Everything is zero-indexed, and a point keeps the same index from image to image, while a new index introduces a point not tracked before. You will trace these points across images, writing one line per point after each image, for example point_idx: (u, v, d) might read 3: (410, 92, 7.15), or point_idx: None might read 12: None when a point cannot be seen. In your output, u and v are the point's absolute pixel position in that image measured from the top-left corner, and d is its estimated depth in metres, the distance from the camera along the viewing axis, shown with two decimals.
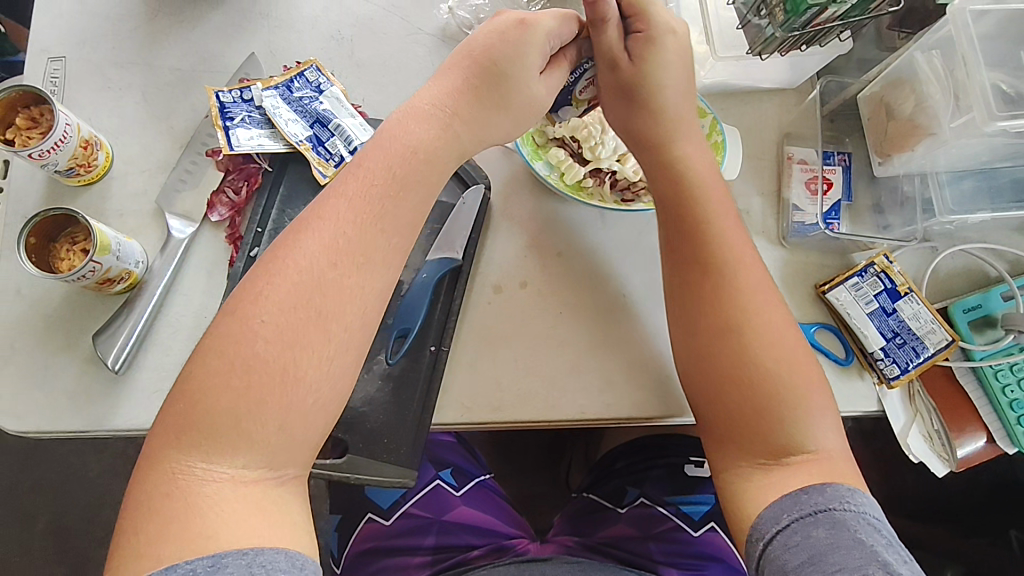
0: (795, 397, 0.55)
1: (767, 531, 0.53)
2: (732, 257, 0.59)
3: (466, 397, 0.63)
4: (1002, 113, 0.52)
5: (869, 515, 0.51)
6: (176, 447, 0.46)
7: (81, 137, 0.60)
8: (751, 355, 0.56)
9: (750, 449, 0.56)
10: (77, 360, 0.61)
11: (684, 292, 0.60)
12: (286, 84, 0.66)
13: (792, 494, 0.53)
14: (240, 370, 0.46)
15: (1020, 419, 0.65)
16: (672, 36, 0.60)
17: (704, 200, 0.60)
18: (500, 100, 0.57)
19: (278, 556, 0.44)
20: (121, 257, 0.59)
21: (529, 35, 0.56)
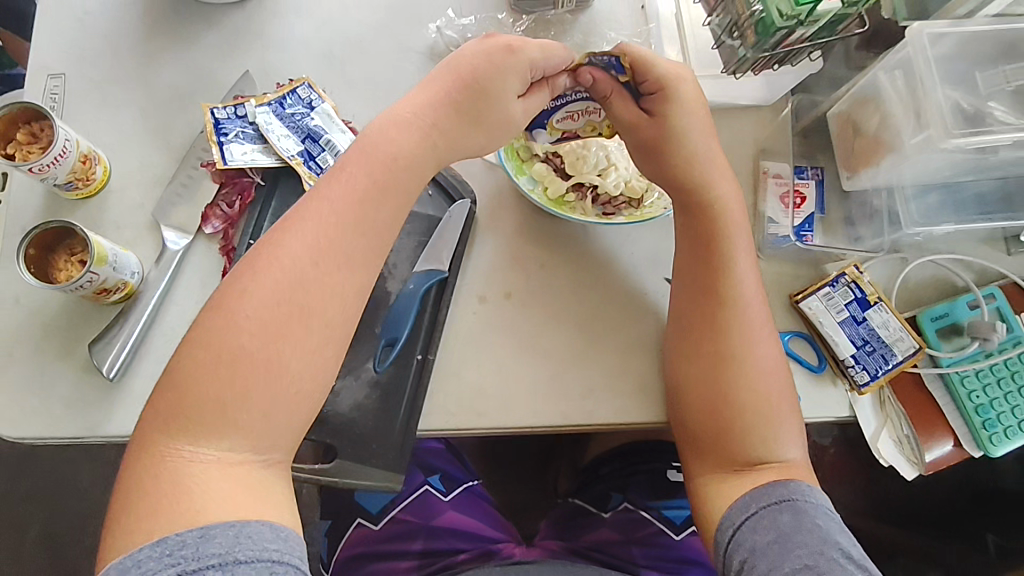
0: (771, 415, 0.60)
1: (735, 519, 0.57)
2: (745, 293, 0.62)
3: (451, 404, 0.65)
4: (958, 131, 0.55)
5: (827, 506, 0.56)
6: (164, 431, 0.49)
7: (80, 152, 0.63)
8: (747, 382, 0.60)
9: (728, 459, 0.60)
10: (74, 368, 0.63)
11: (693, 321, 0.63)
12: (279, 100, 0.68)
13: (762, 487, 0.58)
14: (224, 360, 0.49)
15: (986, 424, 0.68)
16: (686, 83, 0.62)
17: (721, 239, 0.63)
18: (476, 117, 0.59)
19: (263, 528, 0.47)
20: (116, 268, 0.61)
21: (518, 60, 0.59)
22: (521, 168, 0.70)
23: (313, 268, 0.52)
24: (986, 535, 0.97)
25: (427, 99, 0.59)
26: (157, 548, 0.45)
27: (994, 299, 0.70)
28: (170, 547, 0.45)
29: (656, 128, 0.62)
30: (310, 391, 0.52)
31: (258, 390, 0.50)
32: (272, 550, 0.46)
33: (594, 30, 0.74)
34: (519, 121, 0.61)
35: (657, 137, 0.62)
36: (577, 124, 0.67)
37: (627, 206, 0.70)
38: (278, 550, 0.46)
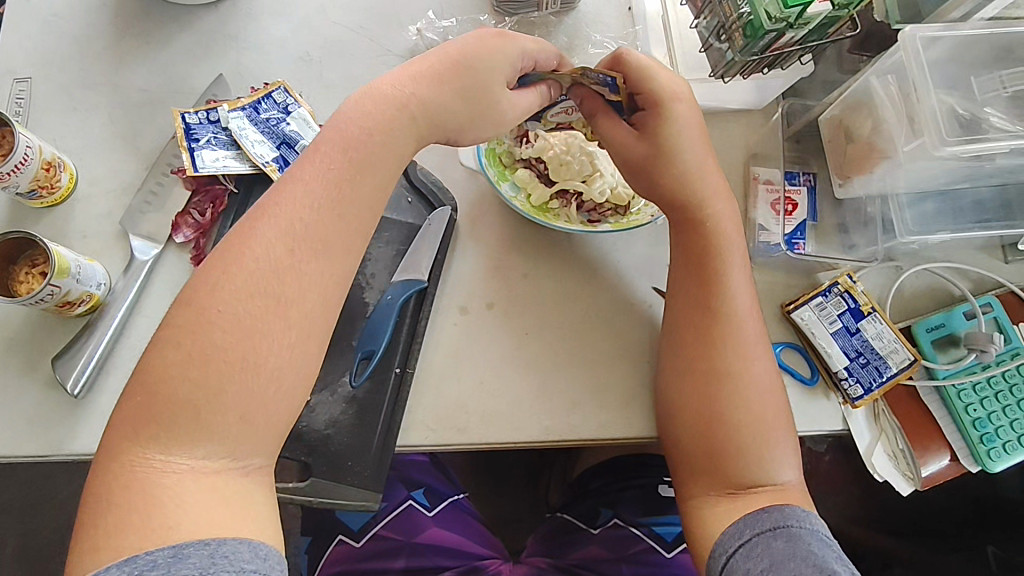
0: (767, 435, 0.58)
1: (729, 545, 0.54)
2: (743, 309, 0.60)
3: (432, 419, 0.63)
4: (953, 139, 0.53)
5: (822, 533, 0.54)
6: (134, 440, 0.45)
7: (43, 159, 0.60)
8: (740, 399, 0.58)
9: (720, 480, 0.58)
10: (37, 384, 0.60)
11: (687, 336, 0.61)
12: (253, 105, 0.66)
13: (753, 514, 0.55)
14: (199, 359, 0.46)
15: (984, 438, 0.65)
16: (680, 102, 0.59)
17: (716, 253, 0.60)
18: (463, 95, 0.55)
19: (241, 545, 0.44)
20: (80, 280, 0.58)
21: (512, 44, 0.58)
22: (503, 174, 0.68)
23: None
24: (986, 547, 1.00)
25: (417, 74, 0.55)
26: (125, 566, 0.41)
27: (992, 309, 0.68)
28: (139, 567, 0.41)
29: (649, 146, 0.60)
30: None
31: None
32: (249, 571, 0.43)
33: (579, 33, 0.72)
34: (511, 113, 0.59)
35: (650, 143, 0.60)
36: (572, 117, 0.68)
37: (614, 213, 0.68)
38: (256, 571, 0.43)
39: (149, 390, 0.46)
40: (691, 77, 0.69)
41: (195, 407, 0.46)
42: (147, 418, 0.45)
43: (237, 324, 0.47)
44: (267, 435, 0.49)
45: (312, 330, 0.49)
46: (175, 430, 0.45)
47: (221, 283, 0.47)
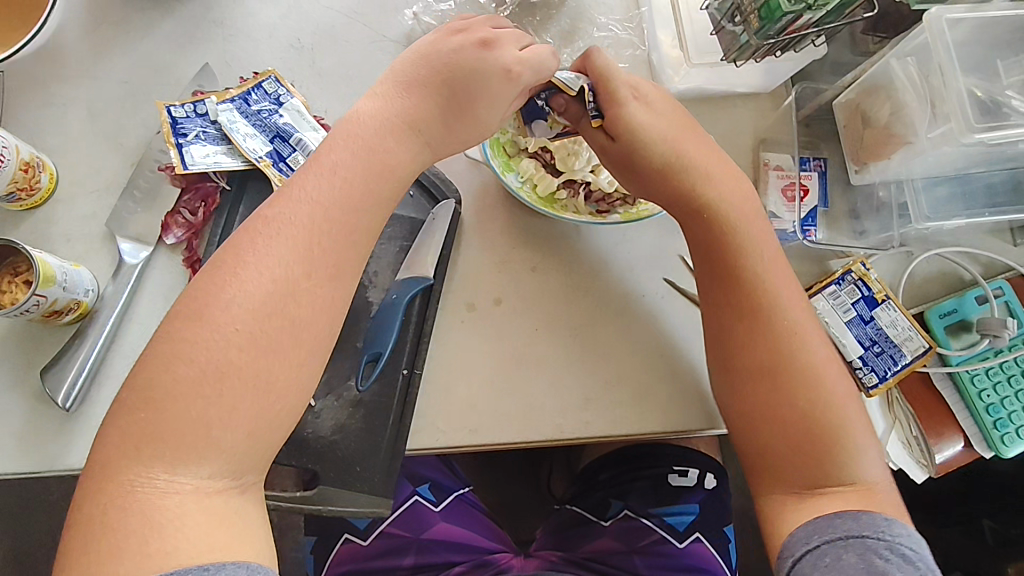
0: (843, 426, 0.56)
1: (796, 551, 0.53)
2: (783, 301, 0.58)
3: (441, 421, 0.61)
4: (981, 125, 0.51)
5: (904, 548, 0.51)
6: (134, 459, 0.43)
7: (20, 160, 0.57)
8: (796, 390, 0.56)
9: (787, 479, 0.56)
10: (25, 397, 0.57)
11: (733, 333, 0.58)
12: (243, 96, 0.62)
13: (825, 518, 0.53)
14: (214, 377, 0.44)
15: (997, 423, 0.65)
16: (657, 110, 0.60)
17: (742, 245, 0.59)
18: (448, 129, 0.55)
19: (238, 570, 0.41)
20: (67, 287, 0.55)
21: (513, 91, 0.55)
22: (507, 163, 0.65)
23: (277, 285, 0.47)
24: (982, 520, 0.99)
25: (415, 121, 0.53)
26: None
27: (1002, 293, 0.67)
28: None
29: (635, 164, 0.59)
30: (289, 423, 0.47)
31: (226, 429, 0.44)
32: None
33: (582, 15, 0.70)
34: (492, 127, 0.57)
35: (620, 155, 0.60)
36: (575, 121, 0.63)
37: (622, 203, 0.66)
38: None
39: (152, 408, 0.44)
40: (701, 61, 0.65)
41: (201, 424, 0.44)
42: (150, 436, 0.43)
43: (243, 337, 0.45)
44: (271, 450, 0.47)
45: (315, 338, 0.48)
46: (178, 450, 0.43)
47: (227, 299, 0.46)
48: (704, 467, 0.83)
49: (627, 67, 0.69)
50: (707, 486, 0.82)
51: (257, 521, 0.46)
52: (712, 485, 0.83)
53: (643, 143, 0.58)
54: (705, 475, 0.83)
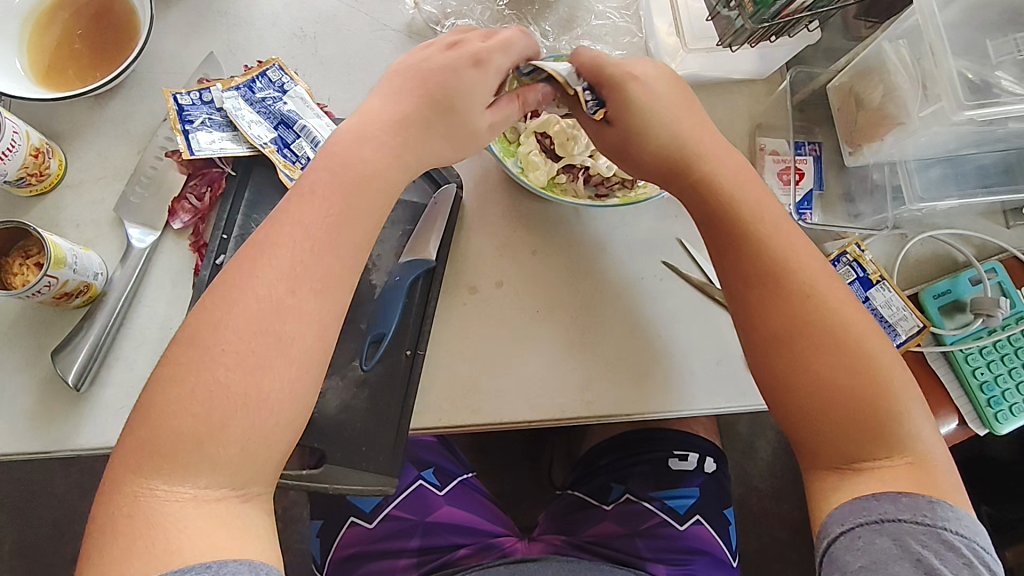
0: (884, 392, 0.52)
1: (830, 530, 0.51)
2: (795, 261, 0.55)
3: (444, 400, 0.62)
4: (970, 103, 0.53)
5: (948, 533, 0.49)
6: (136, 471, 0.45)
7: (31, 145, 0.58)
8: (822, 355, 0.52)
9: (824, 454, 0.53)
10: (36, 379, 0.58)
11: (747, 300, 0.56)
12: (248, 84, 0.63)
13: (862, 498, 0.51)
14: (201, 398, 0.45)
15: (991, 402, 0.68)
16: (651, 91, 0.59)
17: (744, 212, 0.57)
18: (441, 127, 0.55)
19: (240, 567, 0.43)
20: (78, 270, 0.56)
21: (485, 76, 0.56)
22: (507, 150, 0.66)
23: (280, 279, 0.48)
24: (979, 507, 0.99)
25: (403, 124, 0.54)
26: None
27: (995, 275, 0.69)
28: None
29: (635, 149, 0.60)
30: (297, 411, 0.48)
31: (235, 419, 0.46)
32: None
33: (579, 4, 0.71)
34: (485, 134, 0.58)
35: (618, 137, 0.60)
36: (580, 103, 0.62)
37: (621, 187, 0.67)
38: None
39: (158, 399, 0.45)
40: (697, 47, 0.65)
41: (206, 408, 0.45)
42: (157, 422, 0.45)
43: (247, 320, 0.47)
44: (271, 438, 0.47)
45: (317, 317, 0.49)
46: (182, 433, 0.45)
47: (234, 299, 0.47)
48: (704, 452, 0.85)
49: (624, 53, 0.70)
50: (707, 469, 0.84)
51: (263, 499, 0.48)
52: (712, 468, 0.84)
53: (638, 123, 0.58)
54: (705, 458, 0.84)
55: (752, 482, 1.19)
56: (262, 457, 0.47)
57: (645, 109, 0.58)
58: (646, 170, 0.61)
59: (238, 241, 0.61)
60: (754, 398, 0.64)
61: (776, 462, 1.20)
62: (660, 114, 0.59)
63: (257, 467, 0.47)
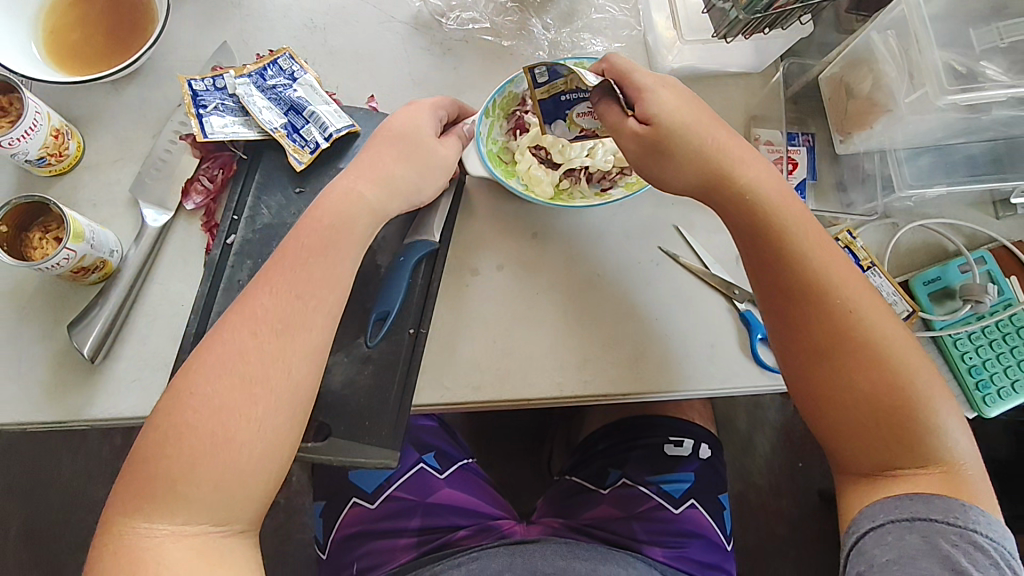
0: (922, 402, 0.54)
1: (861, 526, 0.54)
2: (835, 275, 0.56)
3: (445, 377, 0.64)
4: (953, 88, 0.55)
5: (977, 535, 0.51)
6: (121, 510, 0.49)
7: (52, 126, 0.60)
8: (861, 367, 0.54)
9: (860, 461, 0.55)
10: (52, 351, 0.60)
11: (787, 314, 0.57)
12: (259, 72, 0.66)
13: (894, 497, 0.54)
14: (173, 438, 0.49)
15: (979, 384, 0.69)
16: (679, 101, 0.59)
17: (784, 225, 0.57)
18: (403, 150, 0.60)
19: None
20: (95, 245, 0.58)
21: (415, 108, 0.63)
22: (508, 171, 0.69)
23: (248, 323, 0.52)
24: None
25: (360, 163, 0.60)
26: None
27: (984, 263, 0.70)
28: None
29: (669, 154, 0.58)
30: (274, 445, 0.51)
31: (207, 458, 0.49)
32: None
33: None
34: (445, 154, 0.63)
35: (651, 143, 0.58)
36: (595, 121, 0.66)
37: (623, 174, 0.69)
38: None
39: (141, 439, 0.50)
40: (694, 39, 0.68)
41: (183, 444, 0.49)
42: (140, 461, 0.49)
43: (218, 366, 0.51)
44: (246, 468, 0.50)
45: (282, 354, 0.52)
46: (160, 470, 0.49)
47: (201, 349, 0.52)
48: (699, 438, 0.86)
49: (624, 46, 0.72)
50: (702, 455, 0.86)
51: (242, 533, 0.51)
52: (707, 454, 0.86)
53: (668, 130, 0.58)
54: (700, 445, 0.86)
55: (750, 478, 1.21)
56: (237, 492, 0.50)
57: (676, 120, 0.58)
58: (683, 180, 0.59)
59: (248, 222, 0.63)
60: (748, 379, 0.66)
61: (775, 458, 1.21)
62: (691, 124, 0.58)
63: (232, 501, 0.50)
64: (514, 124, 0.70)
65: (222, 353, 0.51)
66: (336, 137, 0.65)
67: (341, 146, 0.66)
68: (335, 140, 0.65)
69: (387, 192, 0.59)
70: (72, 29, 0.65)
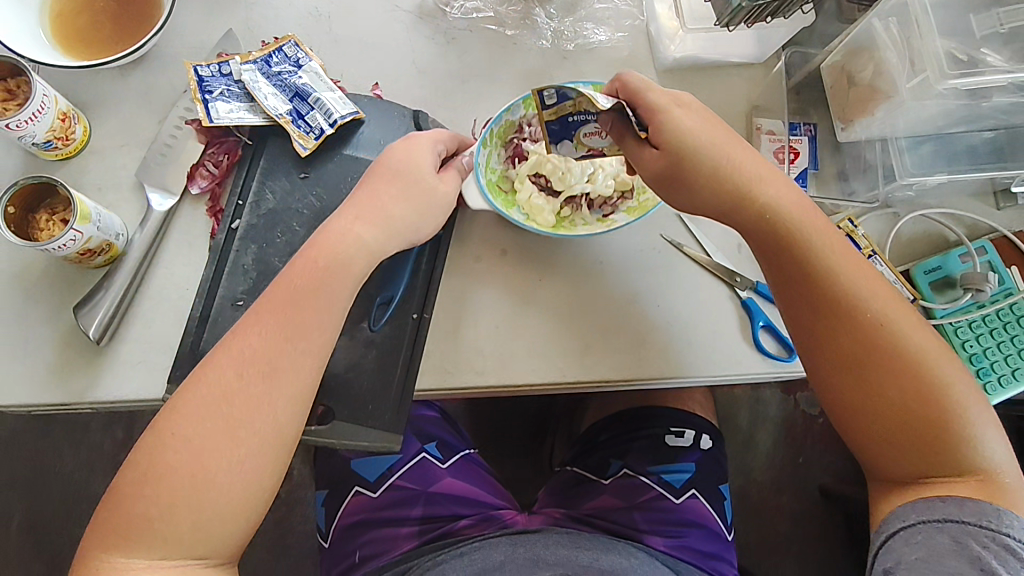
0: (958, 410, 0.55)
1: (892, 525, 0.57)
2: (862, 287, 0.57)
3: (447, 361, 0.65)
4: (954, 72, 0.56)
5: (1009, 539, 0.52)
6: (98, 544, 0.50)
7: (59, 109, 0.60)
8: (897, 381, 0.56)
9: (898, 469, 0.57)
10: (58, 332, 0.61)
11: (817, 328, 0.58)
12: (265, 58, 0.66)
13: (927, 498, 0.56)
14: (153, 477, 0.50)
15: (980, 372, 0.70)
16: (694, 120, 0.58)
17: (811, 243, 0.58)
18: (404, 188, 0.60)
19: None
20: (101, 228, 0.59)
21: (413, 142, 0.62)
22: (508, 200, 0.68)
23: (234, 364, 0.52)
24: None
25: (356, 203, 0.59)
26: None
27: (986, 252, 0.71)
28: None
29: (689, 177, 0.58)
30: (255, 483, 0.52)
31: (187, 495, 0.50)
32: None
33: None
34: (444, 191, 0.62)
35: (670, 167, 0.58)
36: (605, 141, 0.62)
37: (623, 197, 0.70)
38: None
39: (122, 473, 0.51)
40: (696, 28, 0.69)
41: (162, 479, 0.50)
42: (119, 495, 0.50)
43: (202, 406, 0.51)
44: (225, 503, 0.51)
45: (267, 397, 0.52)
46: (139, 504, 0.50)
47: (184, 390, 0.52)
48: (700, 429, 0.87)
49: (626, 36, 0.73)
50: (703, 446, 0.86)
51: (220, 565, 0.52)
52: (708, 445, 0.86)
53: (686, 153, 0.58)
54: (701, 435, 0.86)
55: (752, 475, 1.21)
56: (216, 529, 0.51)
57: (694, 142, 0.58)
58: (707, 202, 0.60)
59: (252, 207, 0.63)
60: (750, 365, 0.67)
61: (776, 453, 1.21)
62: (709, 146, 0.58)
63: (210, 537, 0.51)
64: (512, 152, 0.70)
65: (205, 395, 0.51)
66: (341, 123, 0.65)
67: (346, 133, 0.66)
68: (340, 126, 0.65)
69: (387, 232, 0.58)
70: (78, 14, 0.66)
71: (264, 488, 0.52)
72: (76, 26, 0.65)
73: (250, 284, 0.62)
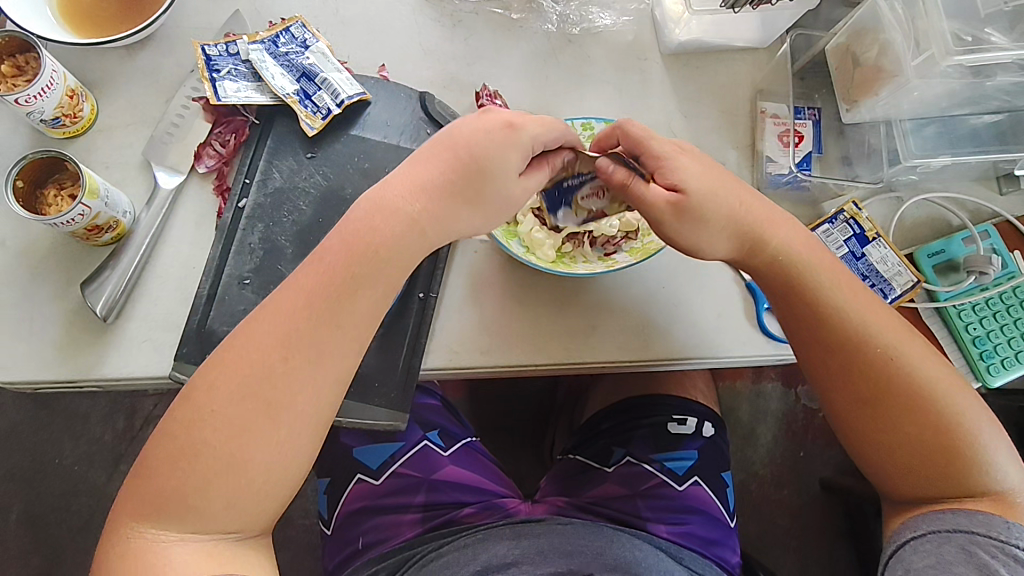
0: (971, 438, 0.56)
1: (901, 535, 0.58)
2: (872, 324, 0.59)
3: (454, 342, 0.65)
4: (958, 49, 0.57)
5: (1018, 550, 0.53)
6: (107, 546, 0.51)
7: (67, 86, 0.61)
8: (908, 415, 0.57)
9: (913, 494, 0.58)
10: (65, 309, 0.61)
11: (828, 367, 0.60)
12: (272, 39, 0.66)
13: (937, 512, 0.57)
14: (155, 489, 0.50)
15: (982, 355, 0.72)
16: (703, 170, 0.59)
17: (821, 284, 0.59)
18: (478, 192, 0.57)
19: None
20: (109, 205, 0.59)
21: (517, 139, 0.56)
22: (508, 231, 0.68)
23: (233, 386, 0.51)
24: None
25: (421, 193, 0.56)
26: None
27: (988, 236, 0.71)
28: None
29: (698, 224, 0.58)
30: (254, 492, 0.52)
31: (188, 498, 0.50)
32: None
33: None
34: (520, 199, 0.59)
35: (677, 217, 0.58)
36: (602, 202, 0.65)
37: (626, 238, 0.69)
38: None
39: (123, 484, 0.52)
40: (703, 9, 0.68)
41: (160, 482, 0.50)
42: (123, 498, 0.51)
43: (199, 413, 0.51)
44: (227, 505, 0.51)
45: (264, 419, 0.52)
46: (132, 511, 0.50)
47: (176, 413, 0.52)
48: (701, 416, 0.87)
49: (632, 20, 0.73)
50: (705, 434, 0.86)
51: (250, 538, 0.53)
52: (710, 433, 0.87)
53: (699, 203, 0.58)
54: (703, 423, 0.86)
55: (752, 469, 1.21)
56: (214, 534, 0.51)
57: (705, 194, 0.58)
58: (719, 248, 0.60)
59: (259, 186, 0.64)
60: (756, 349, 0.67)
61: (777, 447, 1.21)
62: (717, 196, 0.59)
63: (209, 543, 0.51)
64: None
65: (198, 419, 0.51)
66: (348, 103, 0.65)
67: (352, 113, 0.66)
68: (346, 106, 0.65)
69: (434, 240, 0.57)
70: None
71: (266, 502, 0.52)
72: (83, 6, 0.66)
73: (256, 264, 0.62)
